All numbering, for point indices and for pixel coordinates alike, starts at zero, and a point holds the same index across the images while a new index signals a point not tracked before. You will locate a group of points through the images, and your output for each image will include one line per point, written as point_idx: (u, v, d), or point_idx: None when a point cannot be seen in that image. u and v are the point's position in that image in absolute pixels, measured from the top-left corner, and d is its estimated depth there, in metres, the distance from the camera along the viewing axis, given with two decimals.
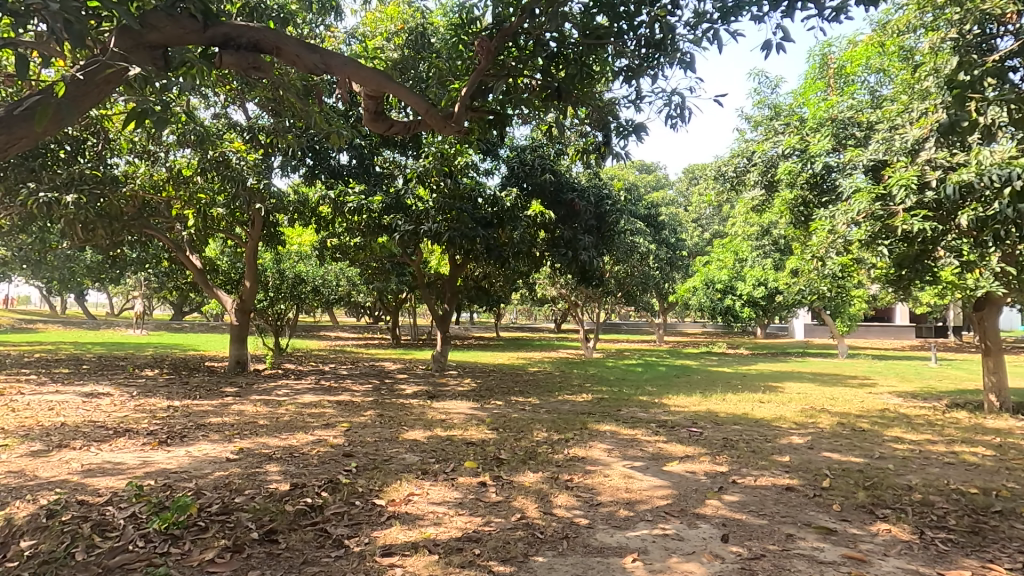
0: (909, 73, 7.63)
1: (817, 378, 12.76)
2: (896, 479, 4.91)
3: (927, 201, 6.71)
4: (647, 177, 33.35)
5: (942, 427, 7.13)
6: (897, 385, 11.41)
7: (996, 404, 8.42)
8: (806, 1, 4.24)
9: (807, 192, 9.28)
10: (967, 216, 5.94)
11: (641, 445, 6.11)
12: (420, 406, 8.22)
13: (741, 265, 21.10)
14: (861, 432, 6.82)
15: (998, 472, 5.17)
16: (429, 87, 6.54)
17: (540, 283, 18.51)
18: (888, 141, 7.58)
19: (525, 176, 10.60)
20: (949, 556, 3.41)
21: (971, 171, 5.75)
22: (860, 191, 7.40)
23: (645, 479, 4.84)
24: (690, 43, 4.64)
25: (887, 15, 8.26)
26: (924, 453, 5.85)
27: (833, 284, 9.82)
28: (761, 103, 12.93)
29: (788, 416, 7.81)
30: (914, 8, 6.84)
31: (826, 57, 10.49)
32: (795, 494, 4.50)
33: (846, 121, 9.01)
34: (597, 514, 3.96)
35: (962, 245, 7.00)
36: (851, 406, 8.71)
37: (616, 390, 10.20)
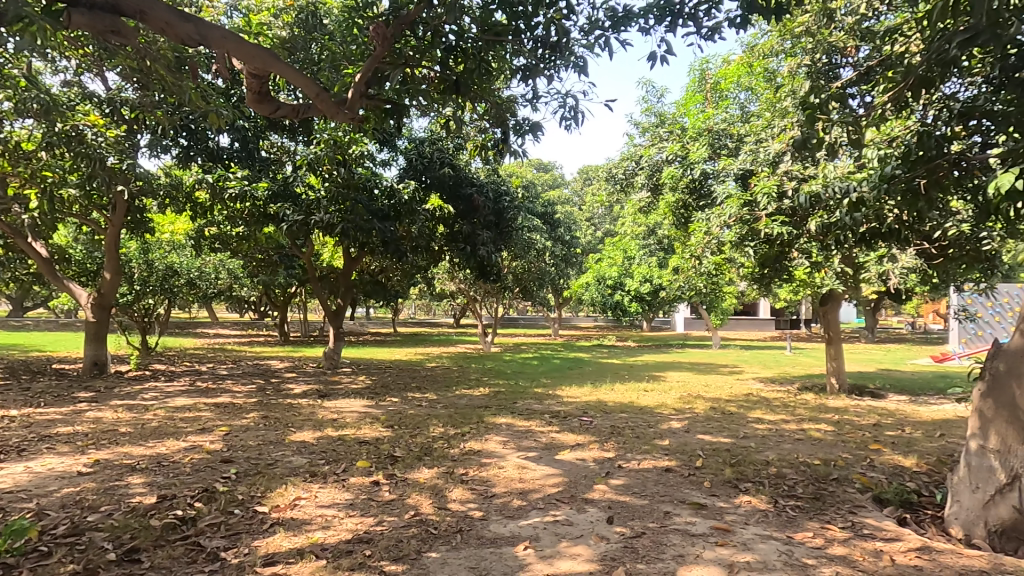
0: (771, 94, 8.46)
1: (694, 367, 13.92)
2: (756, 455, 5.51)
3: (785, 208, 7.56)
4: (544, 175, 34.20)
5: (793, 408, 8.09)
6: (759, 372, 12.77)
7: (836, 386, 9.70)
8: (685, 18, 4.65)
9: (687, 195, 10.17)
10: (816, 222, 6.79)
11: (535, 435, 6.30)
12: (310, 406, 7.83)
13: (629, 263, 22.30)
14: (729, 415, 7.57)
15: (836, 445, 5.96)
16: (322, 69, 6.23)
17: (439, 278, 18.39)
18: (754, 152, 8.44)
19: (423, 169, 10.49)
20: (795, 520, 3.89)
21: (819, 183, 6.53)
22: (731, 197, 8.26)
23: (538, 469, 4.99)
24: (583, 48, 4.83)
25: (755, 39, 9.05)
26: (779, 431, 6.62)
27: (708, 280, 10.82)
28: (648, 111, 13.75)
29: (669, 403, 8.44)
30: (776, 35, 7.66)
31: (704, 72, 11.31)
32: (672, 474, 4.89)
33: (720, 132, 9.87)
34: (491, 506, 4.02)
35: (813, 249, 7.97)
36: (721, 392, 9.61)
37: (512, 383, 10.43)
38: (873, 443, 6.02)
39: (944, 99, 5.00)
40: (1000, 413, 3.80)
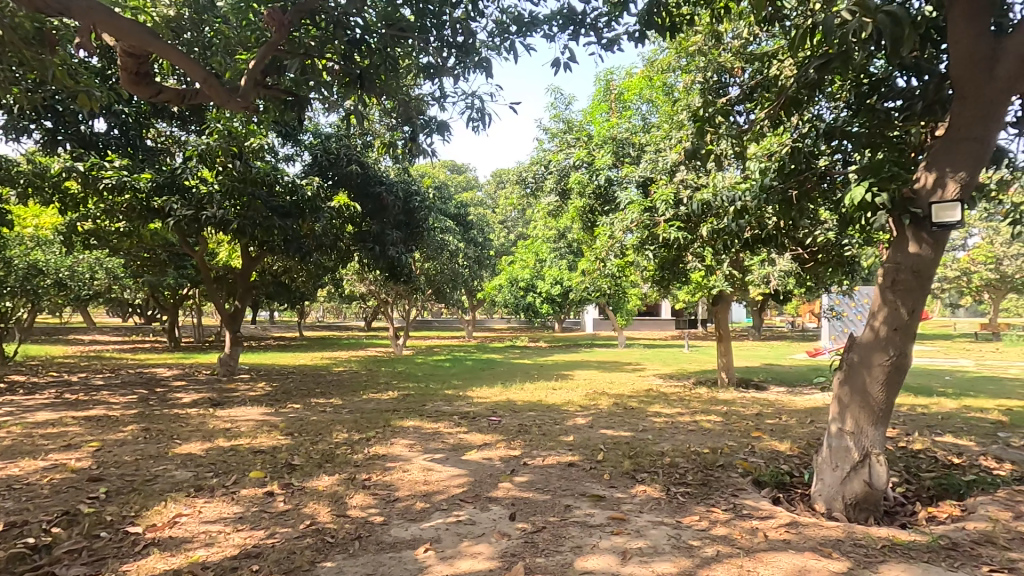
0: (669, 106, 8.99)
1: (601, 365, 14.49)
2: (653, 446, 5.83)
3: (681, 214, 8.05)
4: (458, 177, 34.10)
5: (688, 402, 8.64)
6: (659, 369, 13.53)
7: (726, 380, 10.46)
8: (587, 28, 4.85)
9: (593, 201, 10.66)
10: (707, 227, 7.28)
11: (443, 436, 6.26)
12: (200, 416, 7.26)
13: (540, 265, 22.78)
14: (630, 410, 7.95)
15: (723, 434, 6.44)
16: (214, 54, 5.81)
17: (347, 279, 17.77)
18: (654, 161, 8.93)
19: (329, 166, 10.17)
20: (684, 505, 4.15)
21: (710, 191, 7.01)
22: (633, 203, 8.74)
23: (444, 470, 4.95)
24: (489, 50, 4.93)
25: (654, 54, 9.58)
26: (674, 423, 7.06)
27: (612, 281, 11.32)
28: (556, 117, 14.13)
29: (575, 400, 8.71)
30: (673, 52, 8.15)
31: (609, 83, 11.78)
32: (575, 468, 5.04)
33: (623, 141, 10.35)
34: (393, 510, 3.93)
35: (705, 253, 8.58)
36: (624, 388, 10.08)
37: (422, 386, 10.29)
38: (755, 430, 6.57)
39: (812, 118, 5.54)
40: (854, 399, 4.29)
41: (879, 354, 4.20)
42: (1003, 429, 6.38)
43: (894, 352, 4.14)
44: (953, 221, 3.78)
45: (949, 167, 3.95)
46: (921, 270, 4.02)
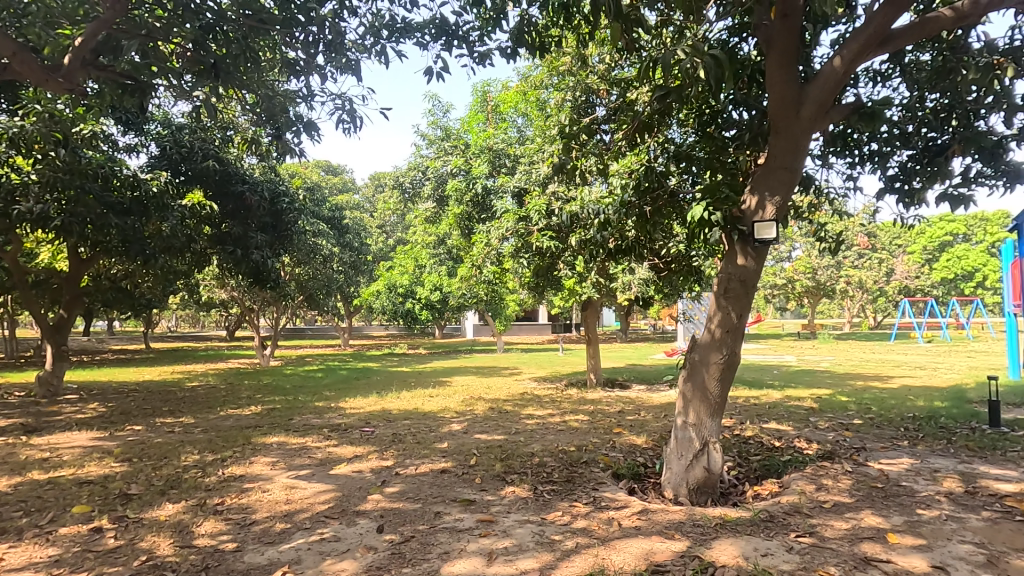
0: (540, 120, 9.41)
1: (479, 371, 14.68)
2: (524, 448, 6.03)
3: (553, 224, 8.45)
4: (333, 178, 32.63)
5: (559, 403, 9.07)
6: (534, 372, 14.04)
7: (594, 381, 11.12)
8: (459, 40, 4.95)
9: (471, 208, 11.02)
10: (576, 238, 7.69)
11: (309, 451, 5.94)
12: (9, 446, 6.17)
13: (420, 271, 22.55)
14: (505, 414, 8.15)
15: (589, 432, 6.86)
16: (26, 22, 4.96)
17: (204, 285, 16.21)
18: (527, 173, 9.31)
19: (181, 159, 9.27)
20: (549, 502, 4.36)
21: (578, 204, 7.42)
22: (508, 212, 9.06)
23: (309, 487, 4.71)
24: (360, 53, 4.90)
25: (528, 70, 9.98)
26: (545, 424, 7.37)
27: (489, 288, 11.57)
28: (434, 124, 14.15)
29: (451, 407, 8.74)
30: (546, 70, 8.57)
31: (486, 94, 12.04)
32: (448, 475, 5.06)
33: (499, 152, 10.65)
34: (248, 535, 3.65)
35: (574, 262, 9.14)
36: (500, 393, 10.31)
37: (290, 399, 9.68)
38: (617, 427, 7.08)
39: (665, 141, 6.09)
40: (696, 394, 4.81)
41: (715, 353, 4.75)
42: (813, 414, 7.51)
43: (727, 351, 4.71)
44: (770, 238, 4.41)
45: (768, 191, 4.59)
46: (746, 279, 4.62)
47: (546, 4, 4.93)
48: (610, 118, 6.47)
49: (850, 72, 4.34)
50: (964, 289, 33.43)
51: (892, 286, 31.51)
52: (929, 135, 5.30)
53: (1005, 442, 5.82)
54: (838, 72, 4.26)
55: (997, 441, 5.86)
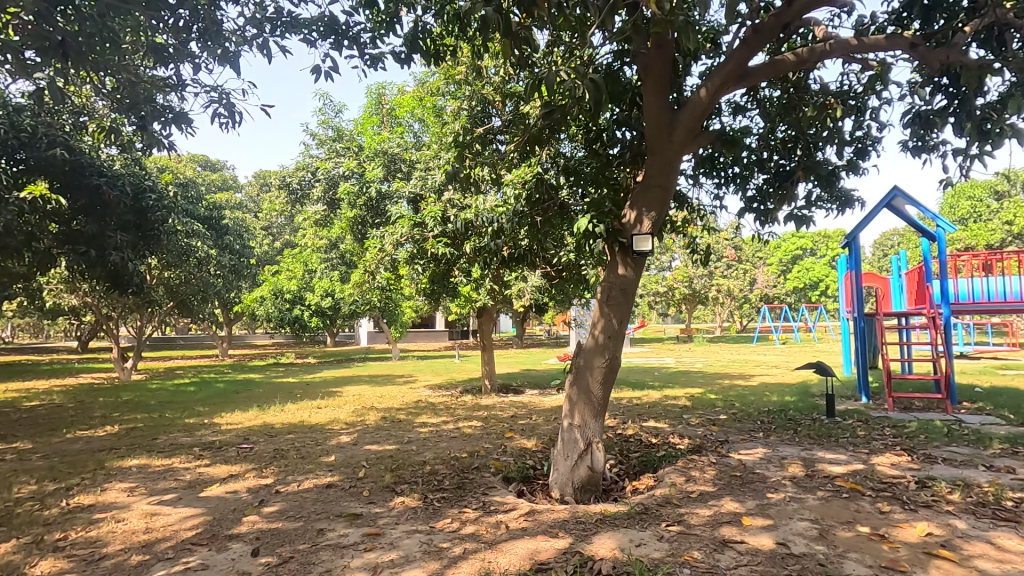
0: (436, 127, 9.38)
1: (372, 380, 14.24)
2: (415, 457, 5.96)
3: (448, 231, 8.45)
4: (212, 174, 30.10)
5: (453, 410, 9.06)
6: (429, 379, 13.90)
7: (489, 386, 11.26)
8: (349, 41, 4.82)
9: (365, 212, 10.73)
10: (470, 245, 7.75)
11: (176, 473, 5.42)
12: None
13: (309, 276, 21.45)
14: (397, 423, 7.99)
15: (481, 437, 6.93)
16: None
17: (49, 289, 14.19)
18: (423, 179, 9.25)
19: (20, 146, 8.03)
20: (439, 510, 4.35)
21: (473, 212, 7.49)
22: (403, 217, 8.94)
23: (174, 512, 4.30)
24: (241, 45, 4.60)
25: (425, 76, 9.94)
26: (438, 432, 7.33)
27: (382, 294, 11.30)
28: (325, 123, 13.60)
29: (341, 418, 8.41)
30: (443, 77, 8.58)
31: (381, 97, 11.79)
32: (333, 489, 4.87)
33: (394, 156, 10.50)
34: (96, 572, 3.26)
35: (469, 268, 9.24)
36: (393, 401, 10.09)
37: (155, 416, 8.74)
38: (509, 431, 7.22)
39: (556, 154, 6.34)
40: (580, 397, 5.05)
41: (598, 357, 5.03)
42: (686, 412, 8.19)
43: (609, 356, 5.00)
44: (646, 250, 4.76)
45: (645, 207, 4.93)
46: (626, 288, 4.96)
47: (440, 13, 4.94)
48: (504, 129, 6.63)
49: (715, 103, 4.79)
50: (812, 297, 38.22)
51: (755, 294, 35.21)
52: (779, 162, 6.01)
53: (837, 429, 6.75)
54: (704, 102, 4.69)
55: (832, 429, 6.77)
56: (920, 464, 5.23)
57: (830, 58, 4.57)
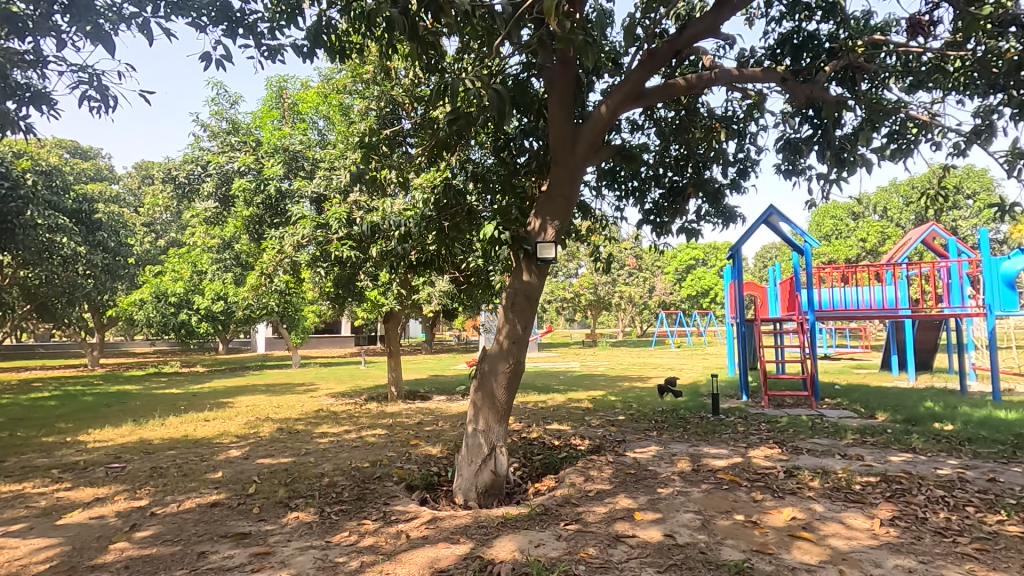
0: (342, 125, 9.05)
1: (269, 389, 13.42)
2: (313, 469, 5.69)
3: (353, 234, 8.19)
4: (82, 163, 26.93)
5: (357, 418, 8.76)
6: (332, 387, 13.34)
7: (395, 393, 11.02)
8: (245, 29, 4.53)
9: (262, 210, 10.13)
10: (377, 249, 7.56)
11: (28, 500, 4.77)
12: None
13: (199, 278, 19.81)
14: (295, 434, 7.58)
15: (385, 446, 6.76)
16: None
17: None
18: (327, 179, 8.91)
19: None
20: (337, 523, 4.18)
21: (380, 215, 7.31)
22: (305, 218, 8.55)
23: (23, 545, 3.78)
24: (116, 23, 4.17)
25: (330, 72, 9.60)
26: (339, 442, 7.04)
27: (281, 298, 10.69)
28: (219, 114, 12.69)
29: (231, 430, 7.83)
30: (349, 75, 8.36)
31: (282, 90, 11.20)
32: (219, 508, 4.52)
33: (296, 153, 10.03)
34: None
35: (376, 272, 9.00)
36: (291, 412, 9.56)
37: (3, 435, 7.64)
38: (414, 439, 7.11)
39: (465, 160, 6.38)
40: (485, 402, 5.08)
41: (503, 362, 5.10)
42: (588, 414, 8.51)
43: (513, 361, 5.08)
44: (550, 257, 4.90)
45: (549, 216, 5.08)
46: (530, 294, 5.08)
47: (346, 8, 4.78)
48: (414, 132, 6.55)
49: (615, 119, 5.04)
50: (703, 304, 41.24)
51: (653, 300, 37.38)
52: (673, 178, 6.45)
53: (721, 426, 7.32)
54: (605, 117, 4.92)
55: (716, 426, 7.34)
56: (789, 455, 5.81)
57: (715, 85, 4.99)
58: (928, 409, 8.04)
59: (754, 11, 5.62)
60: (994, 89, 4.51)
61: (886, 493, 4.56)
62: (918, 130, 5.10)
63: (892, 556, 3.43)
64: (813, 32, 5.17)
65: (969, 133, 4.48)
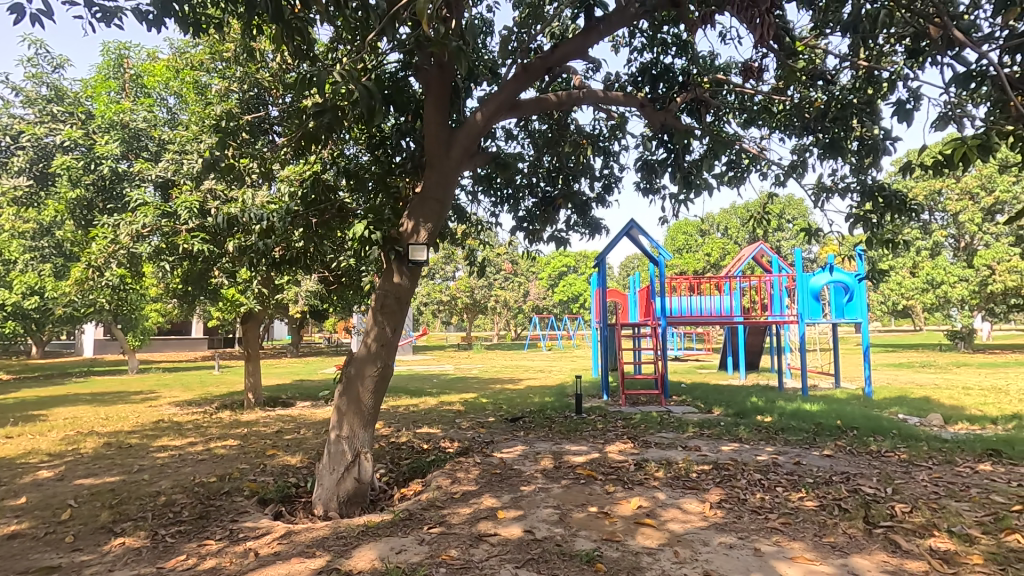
0: (196, 105, 8.22)
1: (95, 398, 11.68)
2: (147, 488, 5.06)
3: (206, 226, 7.46)
4: None
5: (205, 429, 7.95)
6: (177, 395, 11.97)
7: (251, 401, 10.17)
8: None
9: (92, 193, 8.83)
10: (233, 244, 6.94)
11: None
12: None
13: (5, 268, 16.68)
14: (126, 449, 6.69)
15: (236, 458, 6.22)
16: None
17: None
18: (176, 163, 8.03)
19: None
20: (172, 547, 3.77)
21: (238, 207, 6.70)
22: (147, 205, 7.60)
23: None
24: None
25: (184, 45, 8.68)
26: (181, 456, 6.34)
27: (114, 294, 9.38)
28: (38, 77, 10.86)
29: (42, 448, 6.70)
30: (207, 51, 7.65)
31: (122, 59, 9.89)
32: (19, 540, 3.86)
33: (138, 132, 8.91)
34: None
35: (233, 269, 8.25)
36: (123, 424, 8.40)
37: None
38: (271, 449, 6.63)
39: (338, 154, 6.14)
40: (350, 408, 4.90)
41: (370, 366, 4.95)
42: (459, 417, 8.56)
43: (381, 364, 4.95)
44: (421, 260, 4.85)
45: (422, 218, 5.03)
46: (401, 296, 4.97)
47: None
48: (281, 121, 6.13)
49: (489, 127, 5.14)
50: (573, 309, 43.57)
51: (527, 305, 38.67)
52: (545, 188, 6.75)
53: (583, 424, 7.78)
54: (480, 125, 5.01)
55: (578, 424, 7.78)
56: (639, 449, 6.35)
57: (582, 103, 5.30)
58: (755, 404, 9.24)
59: (619, 39, 6.08)
60: (806, 131, 5.33)
61: (716, 479, 5.17)
62: (750, 161, 5.90)
63: (717, 534, 3.90)
64: (668, 65, 5.73)
65: (787, 167, 5.28)
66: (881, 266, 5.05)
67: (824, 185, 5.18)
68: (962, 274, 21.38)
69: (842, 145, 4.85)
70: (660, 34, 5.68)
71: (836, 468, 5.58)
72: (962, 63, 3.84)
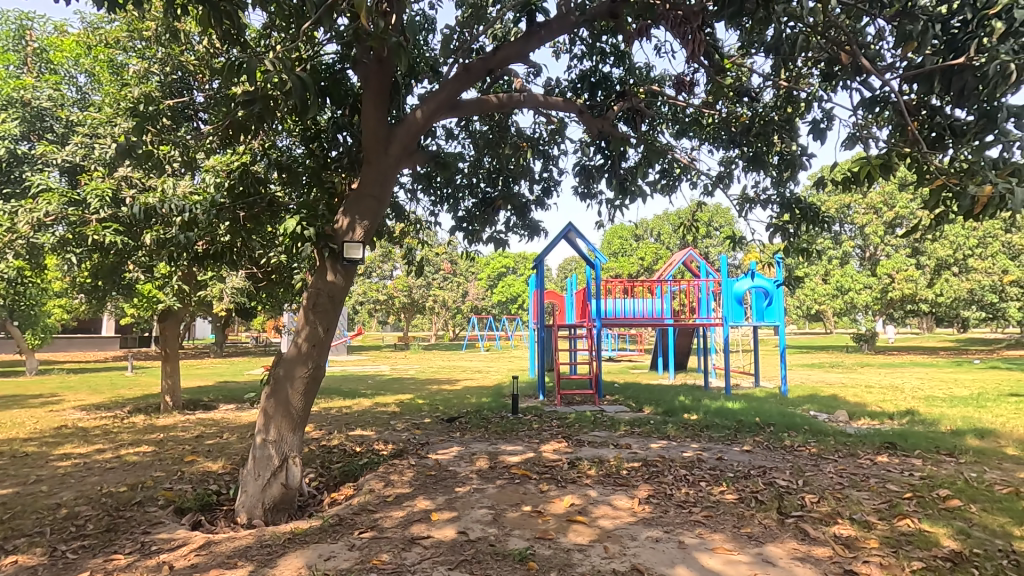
0: (111, 86, 7.64)
1: None
2: (45, 500, 4.63)
3: (120, 216, 6.93)
4: None
5: (115, 435, 7.37)
6: (83, 399, 11.03)
7: (169, 404, 9.53)
8: None
9: None
10: (150, 236, 6.49)
11: None
12: None
13: None
14: (21, 458, 6.09)
15: (150, 465, 5.81)
16: None
17: None
18: (86, 147, 7.42)
19: None
20: (74, 563, 3.48)
21: (156, 196, 6.26)
22: (50, 191, 6.97)
23: None
24: None
25: (97, 19, 8.05)
26: (87, 464, 5.85)
27: (10, 288, 8.54)
28: None
29: None
30: (124, 28, 7.12)
31: (24, 30, 9.03)
32: None
33: (42, 111, 8.17)
34: None
35: (150, 262, 7.72)
36: (19, 431, 7.65)
37: None
38: (190, 455, 6.24)
39: (269, 145, 5.86)
40: (278, 410, 4.70)
41: (301, 367, 4.77)
42: (393, 419, 8.40)
43: (312, 365, 4.78)
44: (356, 258, 4.73)
45: (358, 215, 4.90)
46: (334, 295, 4.82)
47: None
48: (207, 107, 5.77)
49: (429, 125, 5.08)
50: (512, 309, 43.90)
51: (466, 305, 38.58)
52: (485, 189, 6.74)
53: (518, 424, 7.85)
54: (419, 122, 4.93)
55: (514, 424, 7.83)
56: (573, 448, 6.48)
57: (523, 107, 5.34)
58: (682, 403, 9.67)
59: (561, 45, 6.19)
60: (732, 144, 5.64)
61: (645, 475, 5.36)
62: (682, 171, 6.17)
63: (644, 528, 4.05)
64: (607, 74, 5.89)
65: (715, 177, 5.56)
66: (797, 273, 5.40)
67: (747, 196, 5.49)
68: (867, 281, 23.29)
69: (764, 159, 5.16)
70: (599, 43, 5.82)
71: (754, 462, 5.94)
72: (869, 88, 4.23)
